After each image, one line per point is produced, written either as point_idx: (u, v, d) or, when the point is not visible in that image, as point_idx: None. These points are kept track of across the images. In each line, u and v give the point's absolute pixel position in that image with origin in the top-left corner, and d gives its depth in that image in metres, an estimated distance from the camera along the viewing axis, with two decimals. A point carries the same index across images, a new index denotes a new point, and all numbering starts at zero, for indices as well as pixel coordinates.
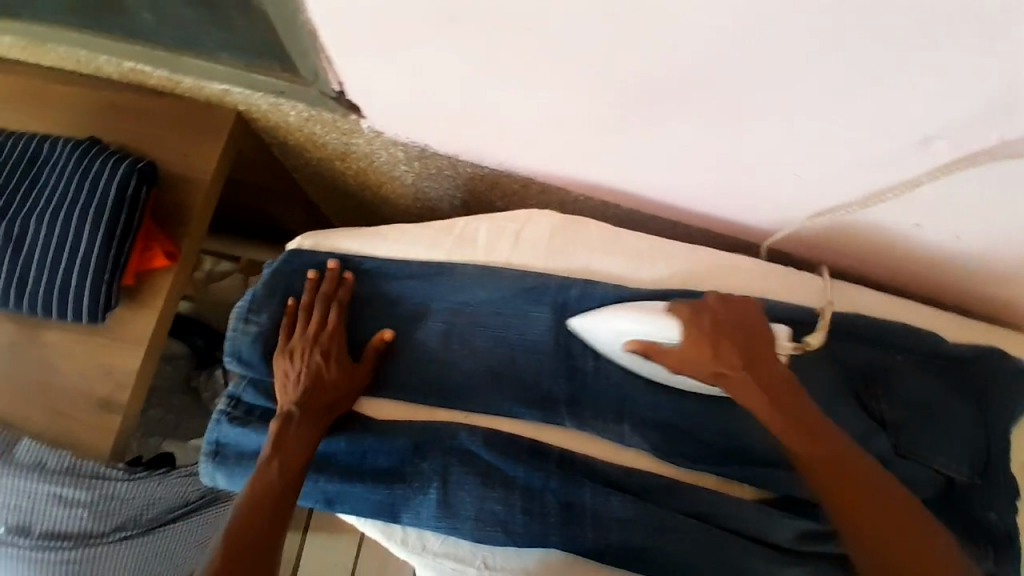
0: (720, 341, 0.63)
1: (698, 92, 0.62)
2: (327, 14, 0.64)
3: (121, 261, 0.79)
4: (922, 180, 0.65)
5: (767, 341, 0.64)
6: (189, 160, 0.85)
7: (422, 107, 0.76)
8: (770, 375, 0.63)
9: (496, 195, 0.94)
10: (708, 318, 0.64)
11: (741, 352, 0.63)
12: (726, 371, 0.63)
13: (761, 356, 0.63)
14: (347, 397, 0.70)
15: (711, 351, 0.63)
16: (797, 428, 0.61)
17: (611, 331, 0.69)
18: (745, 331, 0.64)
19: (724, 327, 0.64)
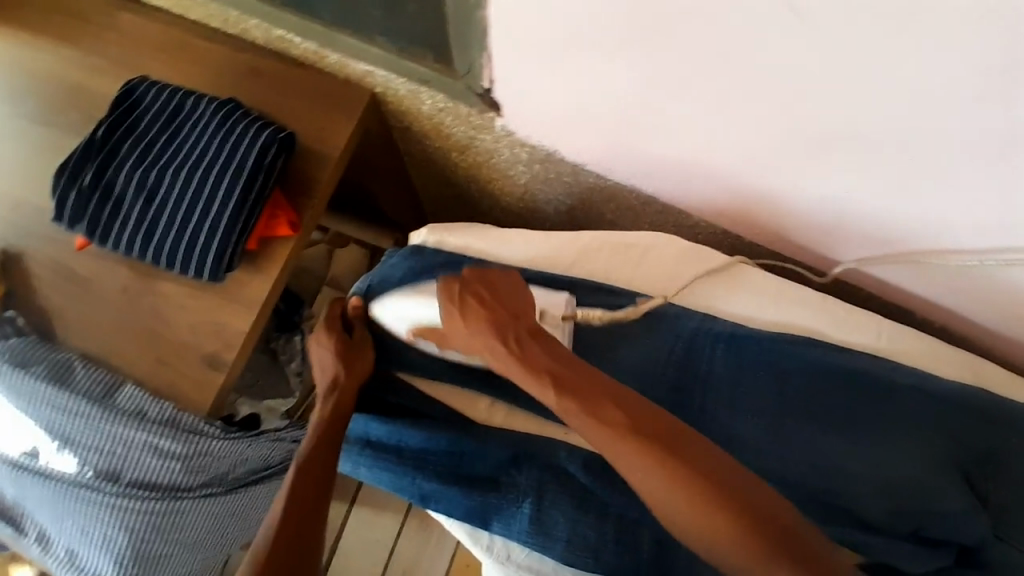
0: (471, 309, 0.64)
1: (873, 146, 0.60)
2: (506, 13, 0.63)
3: (249, 225, 0.81)
4: None
5: (518, 308, 0.64)
6: (322, 135, 0.86)
7: (566, 114, 0.75)
8: (518, 338, 0.62)
9: (608, 208, 0.93)
10: (454, 288, 0.65)
11: (495, 320, 0.63)
12: (472, 339, 0.64)
13: (498, 309, 0.63)
14: (350, 369, 0.71)
15: (463, 325, 0.64)
16: (553, 381, 0.59)
17: (406, 315, 0.71)
18: (476, 290, 0.65)
19: (474, 292, 0.64)
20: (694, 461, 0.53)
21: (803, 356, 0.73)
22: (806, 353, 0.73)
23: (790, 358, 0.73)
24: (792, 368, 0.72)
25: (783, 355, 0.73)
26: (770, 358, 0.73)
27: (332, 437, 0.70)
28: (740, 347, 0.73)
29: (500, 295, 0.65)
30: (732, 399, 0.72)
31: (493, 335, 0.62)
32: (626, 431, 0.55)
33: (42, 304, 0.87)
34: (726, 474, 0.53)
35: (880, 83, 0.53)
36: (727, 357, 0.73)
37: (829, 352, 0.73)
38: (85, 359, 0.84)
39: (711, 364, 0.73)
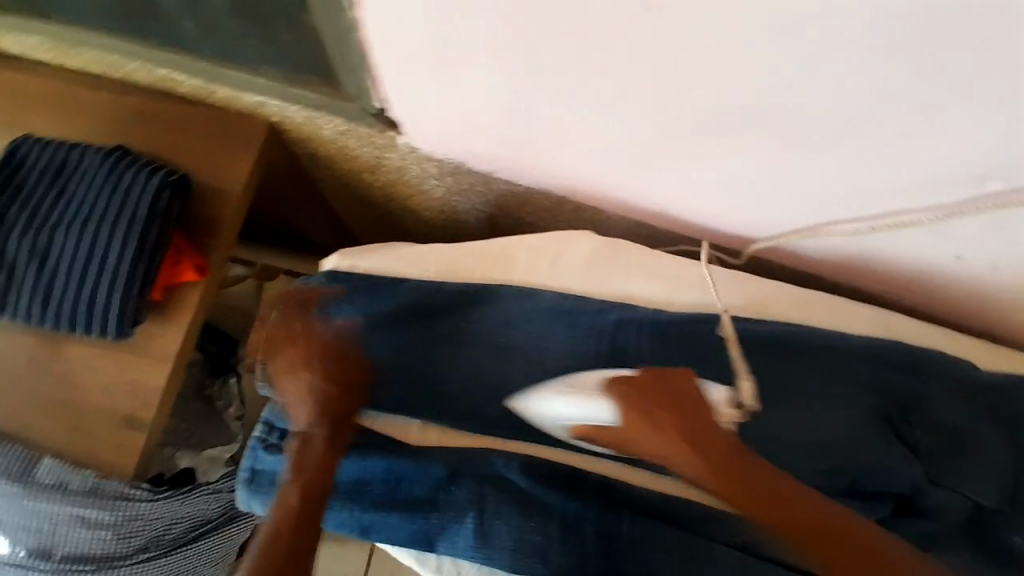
0: (657, 418, 0.64)
1: (756, 124, 0.62)
2: (383, 31, 0.62)
3: (151, 274, 0.78)
4: (972, 218, 0.65)
5: (709, 420, 0.64)
6: (221, 171, 0.84)
7: (466, 125, 0.75)
8: (708, 444, 0.63)
9: (526, 211, 0.93)
10: (642, 394, 0.65)
11: (672, 424, 0.64)
12: (661, 446, 0.64)
13: (675, 416, 0.64)
14: (347, 400, 0.70)
15: (627, 425, 0.65)
16: (735, 486, 0.62)
17: (550, 416, 0.70)
18: (649, 396, 0.65)
19: (645, 400, 0.65)
20: (875, 551, 0.59)
21: (722, 334, 0.74)
22: (723, 329, 0.74)
23: (709, 337, 0.74)
24: (714, 346, 0.74)
25: (701, 336, 0.74)
26: (691, 340, 0.74)
27: (330, 468, 0.66)
28: (661, 333, 0.74)
29: (676, 396, 0.65)
30: None
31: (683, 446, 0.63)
32: (813, 535, 0.60)
33: None
34: (875, 539, 0.60)
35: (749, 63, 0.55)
36: (650, 345, 0.74)
37: (746, 326, 0.75)
38: None
39: (636, 355, 0.73)
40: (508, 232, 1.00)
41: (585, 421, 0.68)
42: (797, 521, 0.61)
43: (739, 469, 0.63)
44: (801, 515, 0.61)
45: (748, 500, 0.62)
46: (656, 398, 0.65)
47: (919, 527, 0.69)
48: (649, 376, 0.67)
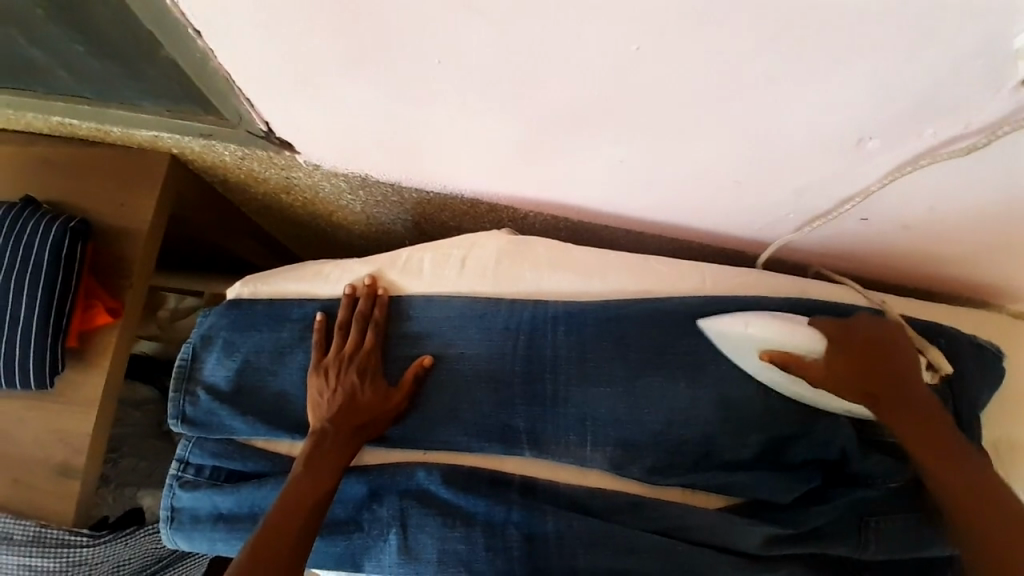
0: (858, 356, 0.67)
1: (626, 107, 0.61)
2: (239, 58, 0.61)
3: (63, 323, 0.77)
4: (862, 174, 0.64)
5: (913, 356, 0.68)
6: (127, 211, 0.83)
7: (355, 139, 0.73)
8: (907, 384, 0.67)
9: (446, 215, 0.92)
10: (851, 339, 0.68)
11: (861, 359, 0.67)
12: (857, 380, 0.67)
13: (902, 362, 0.67)
14: (379, 412, 0.69)
15: (839, 367, 0.67)
16: (931, 439, 0.66)
17: (735, 339, 0.70)
18: (860, 335, 0.68)
19: (858, 341, 0.68)
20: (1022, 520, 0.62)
21: (635, 319, 0.73)
22: (636, 314, 0.73)
23: (622, 324, 0.73)
24: (628, 333, 0.72)
25: (616, 324, 0.73)
26: (605, 329, 0.73)
27: (330, 475, 0.66)
28: (576, 326, 0.73)
29: (885, 345, 0.68)
30: (580, 376, 0.72)
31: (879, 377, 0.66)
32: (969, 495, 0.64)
33: None
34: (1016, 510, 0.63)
35: (596, 50, 0.54)
36: (565, 339, 0.73)
37: (660, 309, 0.73)
38: None
39: (553, 348, 0.72)
40: (438, 237, 0.99)
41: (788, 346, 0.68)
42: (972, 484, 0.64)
43: (931, 419, 0.66)
44: (964, 477, 0.65)
45: (926, 446, 0.66)
46: (860, 342, 0.68)
47: (853, 496, 0.69)
48: (870, 325, 0.68)
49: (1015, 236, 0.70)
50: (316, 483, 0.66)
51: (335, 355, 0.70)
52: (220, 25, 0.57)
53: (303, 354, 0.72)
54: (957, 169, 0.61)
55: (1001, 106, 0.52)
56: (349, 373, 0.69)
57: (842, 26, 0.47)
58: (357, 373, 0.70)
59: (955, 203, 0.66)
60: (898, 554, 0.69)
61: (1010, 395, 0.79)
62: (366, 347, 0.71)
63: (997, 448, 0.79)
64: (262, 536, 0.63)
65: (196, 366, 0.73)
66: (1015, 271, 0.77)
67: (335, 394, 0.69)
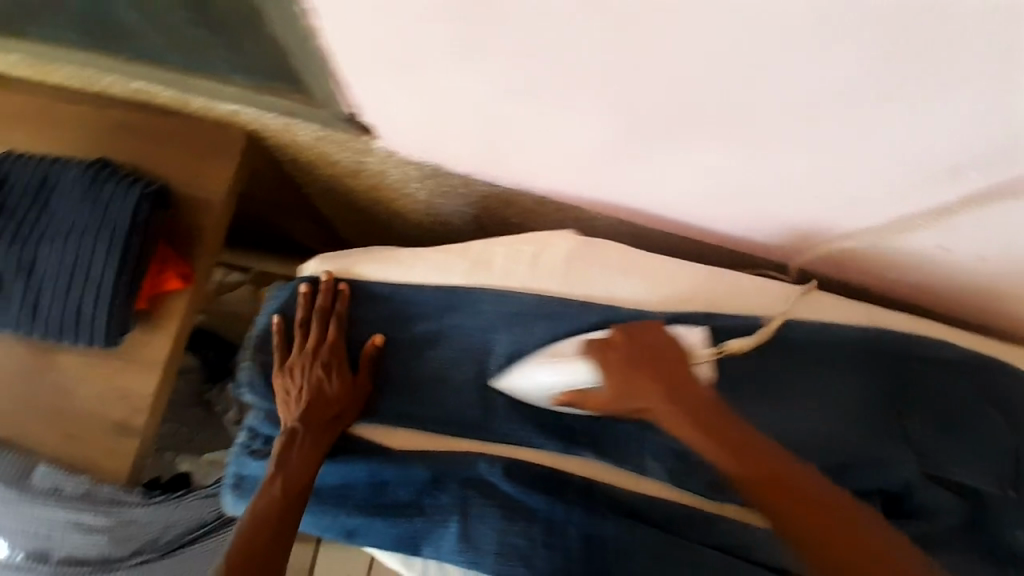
0: (645, 370, 0.63)
1: (722, 119, 0.61)
2: (343, 40, 0.62)
3: (135, 286, 0.79)
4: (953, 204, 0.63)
5: (682, 363, 0.64)
6: (202, 181, 0.85)
7: (437, 126, 0.74)
8: (697, 405, 0.61)
9: (510, 212, 0.93)
10: (618, 355, 0.65)
11: (659, 379, 0.62)
12: (637, 399, 0.63)
13: (676, 373, 0.63)
14: (348, 405, 0.72)
15: (619, 391, 0.63)
16: (762, 467, 0.58)
17: (524, 381, 0.71)
18: (654, 350, 0.64)
19: (641, 353, 0.64)
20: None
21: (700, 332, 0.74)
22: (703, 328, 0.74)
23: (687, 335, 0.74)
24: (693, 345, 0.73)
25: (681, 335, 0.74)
26: None
27: (309, 469, 0.69)
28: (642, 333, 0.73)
29: (675, 362, 0.64)
30: None
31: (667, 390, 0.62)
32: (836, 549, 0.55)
33: None
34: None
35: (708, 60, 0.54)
36: None
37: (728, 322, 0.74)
38: None
39: None
40: (496, 232, 1.00)
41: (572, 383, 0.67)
42: (847, 537, 0.55)
43: (756, 449, 0.59)
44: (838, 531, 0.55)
45: (755, 474, 0.58)
46: (641, 355, 0.64)
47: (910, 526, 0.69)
48: (650, 333, 0.66)
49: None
50: (298, 478, 0.68)
51: (300, 350, 0.73)
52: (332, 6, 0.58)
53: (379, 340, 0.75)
54: None
55: None
56: (315, 367, 0.72)
57: (963, 56, 0.47)
58: (320, 368, 0.72)
59: None
60: None
61: None
62: (328, 342, 0.74)
63: None
64: (243, 542, 0.65)
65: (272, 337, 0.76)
66: None
67: (303, 389, 0.71)
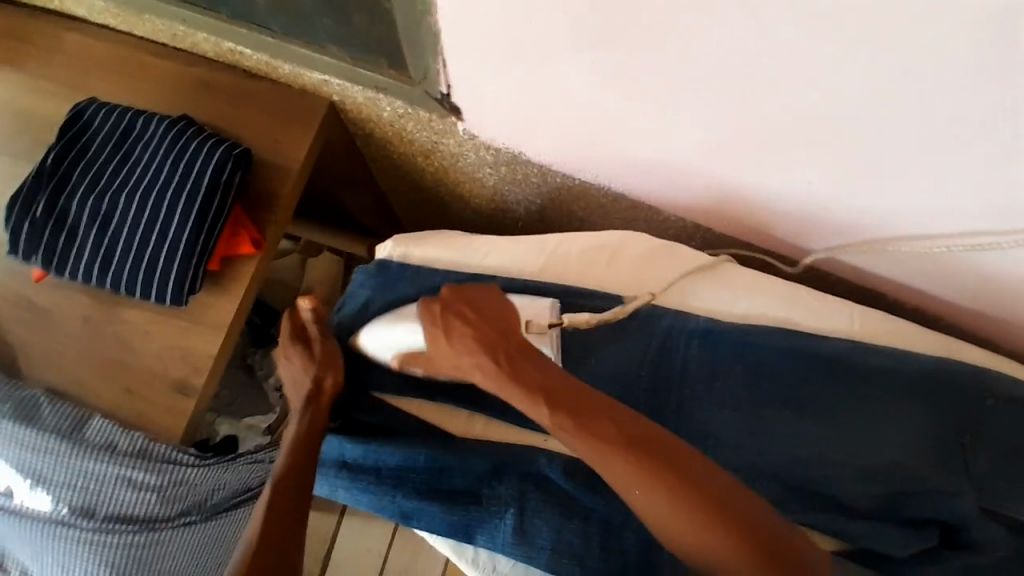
0: (456, 328, 0.64)
1: (835, 136, 0.59)
2: (455, 18, 0.62)
3: (209, 247, 0.78)
4: None
5: (500, 318, 0.65)
6: (281, 149, 0.84)
7: (527, 116, 0.73)
8: (521, 367, 0.61)
9: (579, 206, 0.92)
10: (443, 308, 0.65)
11: (479, 337, 0.63)
12: (462, 358, 0.64)
13: (488, 330, 0.64)
14: (326, 384, 0.71)
15: (450, 346, 0.64)
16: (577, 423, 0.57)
17: (375, 338, 0.71)
18: (482, 310, 0.65)
19: (457, 310, 0.65)
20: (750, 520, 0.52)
21: (772, 346, 0.74)
22: (775, 343, 0.74)
23: (757, 348, 0.74)
24: (765, 360, 0.73)
25: (752, 347, 0.74)
26: (741, 351, 0.74)
27: (304, 459, 0.69)
28: (713, 341, 0.74)
29: (496, 318, 0.65)
30: (711, 391, 0.73)
31: (479, 351, 0.63)
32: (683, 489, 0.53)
33: (3, 337, 0.84)
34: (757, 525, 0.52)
35: (838, 74, 0.53)
36: (700, 354, 0.74)
37: (801, 341, 0.74)
38: (51, 392, 0.81)
39: (684, 362, 0.74)
40: (559, 225, 0.99)
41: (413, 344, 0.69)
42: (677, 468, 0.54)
43: (594, 400, 0.59)
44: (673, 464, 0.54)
45: (585, 423, 0.57)
46: (462, 310, 0.65)
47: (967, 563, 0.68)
48: (481, 294, 0.66)
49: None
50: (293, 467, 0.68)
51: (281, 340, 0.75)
52: None
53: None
54: None
55: None
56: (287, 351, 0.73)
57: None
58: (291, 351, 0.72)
59: None
60: None
61: None
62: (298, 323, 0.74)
63: None
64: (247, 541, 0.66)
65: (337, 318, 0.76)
66: None
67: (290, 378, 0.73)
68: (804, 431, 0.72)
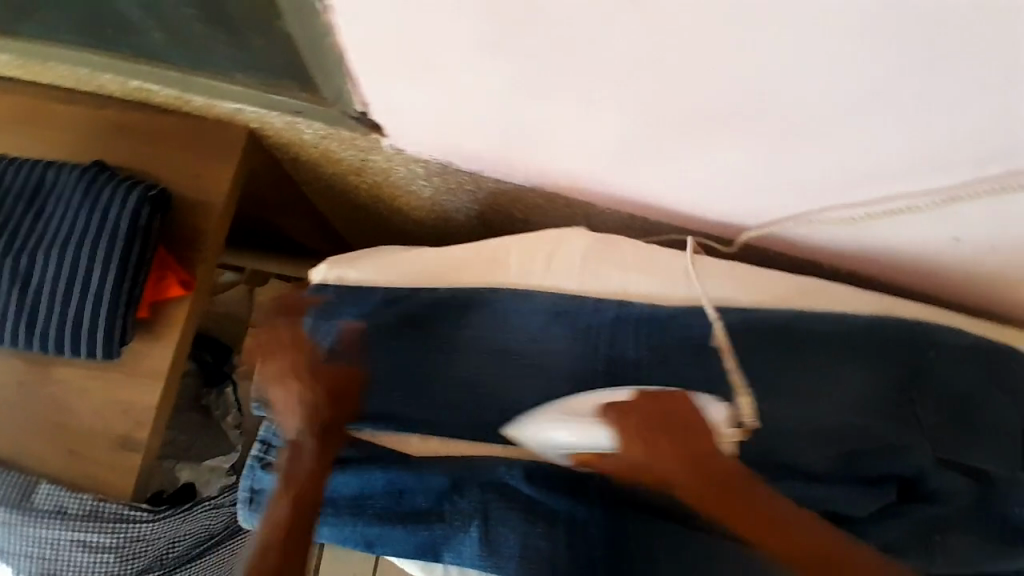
0: (660, 435, 0.62)
1: (749, 115, 0.60)
2: (357, 37, 0.60)
3: (136, 294, 0.76)
4: (978, 200, 0.63)
5: (700, 424, 0.63)
6: (203, 184, 0.81)
7: (450, 125, 0.72)
8: (716, 471, 0.60)
9: (517, 208, 0.91)
10: (639, 418, 0.63)
11: (679, 447, 0.61)
12: (664, 470, 0.60)
13: (681, 438, 0.61)
14: (344, 404, 0.68)
15: (649, 455, 0.61)
16: (753, 525, 0.58)
17: (538, 439, 0.70)
18: (655, 414, 0.63)
19: (649, 419, 0.63)
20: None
21: (717, 325, 0.74)
22: (718, 321, 0.74)
23: (703, 328, 0.74)
24: (713, 341, 0.73)
25: (698, 328, 0.74)
26: (689, 334, 0.74)
27: (323, 476, 0.65)
28: (659, 329, 0.74)
29: (680, 421, 0.63)
30: (665, 380, 0.72)
31: (677, 459, 0.60)
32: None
33: None
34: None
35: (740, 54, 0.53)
36: (649, 343, 0.73)
37: (743, 317, 0.75)
38: None
39: (635, 351, 0.73)
40: (502, 229, 0.98)
41: (590, 448, 0.68)
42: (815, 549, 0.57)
43: (761, 493, 0.59)
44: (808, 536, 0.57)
45: (763, 531, 0.58)
46: (658, 420, 0.63)
47: (927, 511, 0.70)
48: (671, 398, 0.65)
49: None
50: (313, 487, 0.65)
51: (257, 347, 0.69)
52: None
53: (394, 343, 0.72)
54: None
55: None
56: (284, 366, 0.67)
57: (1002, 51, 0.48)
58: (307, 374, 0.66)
59: None
60: None
61: None
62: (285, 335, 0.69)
63: None
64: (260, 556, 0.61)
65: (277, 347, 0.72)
66: None
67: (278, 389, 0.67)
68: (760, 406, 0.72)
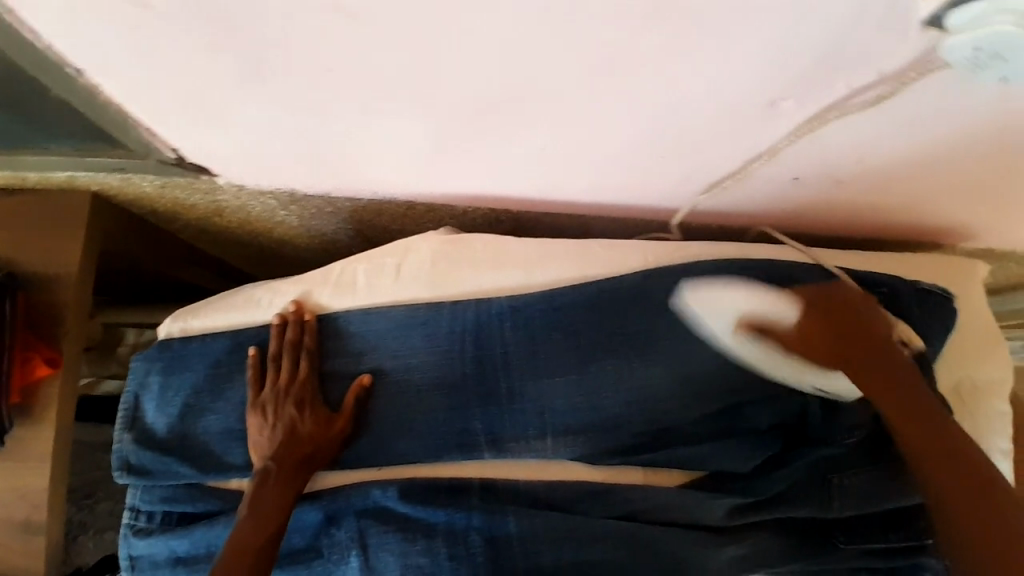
0: (833, 320, 0.63)
1: (526, 97, 0.57)
2: (122, 88, 0.59)
3: (1, 381, 0.75)
4: (791, 143, 0.62)
5: (884, 321, 0.65)
6: (54, 257, 0.81)
7: (264, 155, 0.70)
8: (880, 356, 0.62)
9: (387, 219, 0.89)
10: (831, 304, 0.64)
11: (852, 334, 0.62)
12: (846, 356, 0.62)
13: (859, 330, 0.63)
14: (314, 437, 0.67)
15: (836, 344, 0.62)
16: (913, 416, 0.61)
17: (720, 305, 0.66)
18: (847, 302, 0.64)
19: (840, 311, 0.63)
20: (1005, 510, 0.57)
21: (581, 305, 0.71)
22: (581, 298, 0.71)
23: (568, 312, 0.71)
24: (577, 321, 0.71)
25: (561, 312, 0.71)
26: (552, 319, 0.71)
27: (275, 505, 0.65)
28: (523, 321, 0.71)
29: (865, 315, 0.64)
30: (534, 370, 0.70)
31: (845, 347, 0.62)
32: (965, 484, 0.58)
33: None
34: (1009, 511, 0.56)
35: (468, 43, 0.50)
36: (513, 335, 0.71)
37: (605, 290, 0.72)
38: None
39: (501, 347, 0.71)
40: (384, 242, 0.96)
41: (758, 312, 0.64)
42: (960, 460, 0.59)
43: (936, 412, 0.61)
44: (942, 442, 0.60)
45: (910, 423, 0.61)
46: (844, 303, 0.64)
47: (816, 454, 0.69)
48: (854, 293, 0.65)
49: (963, 176, 0.67)
50: (271, 516, 0.65)
51: (271, 389, 0.69)
52: (82, 50, 0.55)
53: (244, 388, 0.70)
54: (871, 119, 0.57)
55: (911, 51, 0.48)
56: (289, 405, 0.68)
57: None
58: (292, 407, 0.68)
59: (869, 145, 0.61)
60: (866, 510, 0.69)
61: (961, 337, 0.79)
62: (304, 376, 0.70)
63: (959, 391, 0.78)
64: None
65: (138, 411, 0.72)
66: (957, 212, 0.75)
67: (279, 425, 0.67)
68: (637, 379, 0.69)
